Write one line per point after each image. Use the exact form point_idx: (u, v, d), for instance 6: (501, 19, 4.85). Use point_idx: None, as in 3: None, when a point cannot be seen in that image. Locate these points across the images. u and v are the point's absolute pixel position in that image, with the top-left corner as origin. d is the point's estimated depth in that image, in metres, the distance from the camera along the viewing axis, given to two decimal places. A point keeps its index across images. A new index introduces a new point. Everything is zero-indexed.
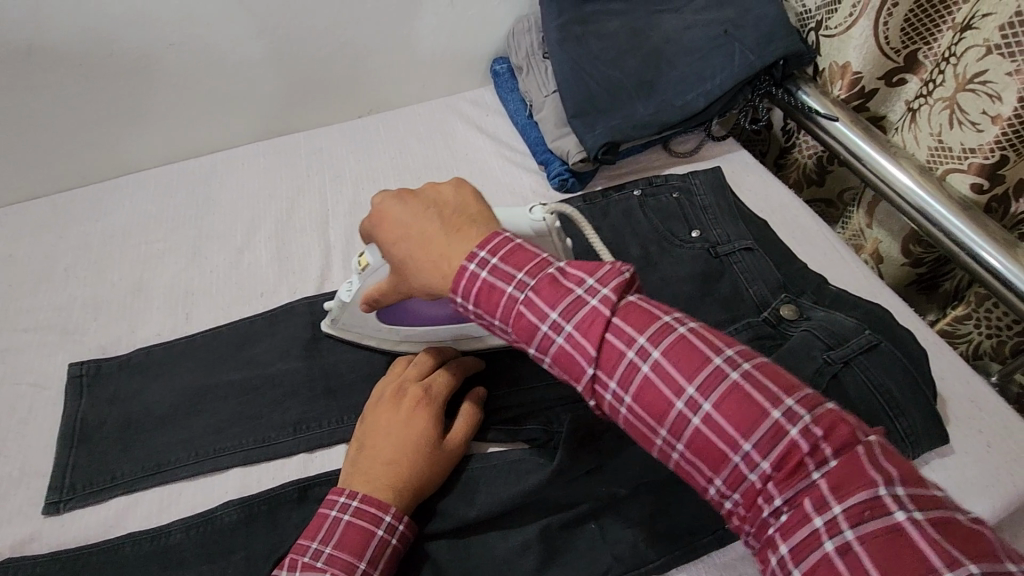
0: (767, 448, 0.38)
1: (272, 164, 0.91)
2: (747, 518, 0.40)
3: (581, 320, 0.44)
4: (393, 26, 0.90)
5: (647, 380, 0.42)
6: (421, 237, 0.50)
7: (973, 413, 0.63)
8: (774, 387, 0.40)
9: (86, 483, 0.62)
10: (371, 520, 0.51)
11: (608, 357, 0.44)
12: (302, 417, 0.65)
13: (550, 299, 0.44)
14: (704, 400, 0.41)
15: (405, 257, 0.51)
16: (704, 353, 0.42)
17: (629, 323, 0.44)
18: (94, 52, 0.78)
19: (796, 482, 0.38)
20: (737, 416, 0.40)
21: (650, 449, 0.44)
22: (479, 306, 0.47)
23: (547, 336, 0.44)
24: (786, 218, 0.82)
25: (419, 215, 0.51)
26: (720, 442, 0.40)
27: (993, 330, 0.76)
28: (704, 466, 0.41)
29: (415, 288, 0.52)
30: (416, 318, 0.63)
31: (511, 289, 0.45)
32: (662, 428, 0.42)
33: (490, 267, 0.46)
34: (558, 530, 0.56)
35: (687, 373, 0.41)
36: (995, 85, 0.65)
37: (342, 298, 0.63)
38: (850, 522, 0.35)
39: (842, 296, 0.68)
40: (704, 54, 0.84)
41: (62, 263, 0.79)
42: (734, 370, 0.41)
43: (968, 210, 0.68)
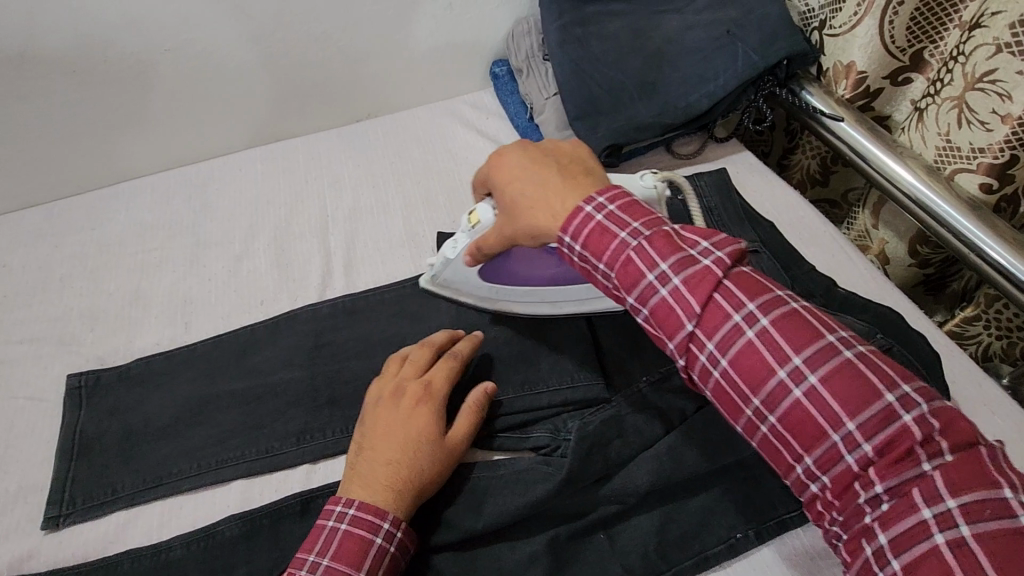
0: (877, 429, 0.37)
1: (271, 169, 0.90)
2: (835, 504, 0.39)
3: (691, 276, 0.43)
4: (391, 29, 0.89)
5: (751, 345, 0.41)
6: (538, 180, 0.51)
7: (987, 417, 0.62)
8: (892, 372, 0.39)
9: (86, 497, 0.60)
10: (369, 528, 0.50)
11: (712, 317, 0.43)
12: (305, 427, 0.64)
13: (663, 251, 0.44)
14: (812, 373, 0.40)
15: (518, 197, 0.52)
16: (818, 328, 0.41)
17: (741, 288, 0.43)
18: (88, 59, 0.77)
19: (904, 471, 0.37)
20: (848, 394, 0.38)
21: (737, 420, 0.43)
22: (587, 249, 0.47)
23: (651, 286, 0.44)
24: (793, 219, 0.81)
25: (538, 163, 0.52)
26: (823, 418, 0.39)
27: (1003, 331, 0.76)
28: (796, 443, 0.40)
29: (521, 232, 0.53)
30: (517, 277, 0.65)
31: (624, 234, 0.46)
32: (758, 397, 0.41)
33: (606, 212, 0.47)
34: (567, 541, 0.55)
35: (799, 345, 0.40)
36: (1005, 84, 0.64)
37: (447, 256, 0.63)
38: (966, 518, 0.34)
39: (852, 299, 0.67)
40: (707, 54, 0.83)
41: (59, 272, 0.78)
42: (850, 350, 0.40)
43: (978, 210, 0.67)
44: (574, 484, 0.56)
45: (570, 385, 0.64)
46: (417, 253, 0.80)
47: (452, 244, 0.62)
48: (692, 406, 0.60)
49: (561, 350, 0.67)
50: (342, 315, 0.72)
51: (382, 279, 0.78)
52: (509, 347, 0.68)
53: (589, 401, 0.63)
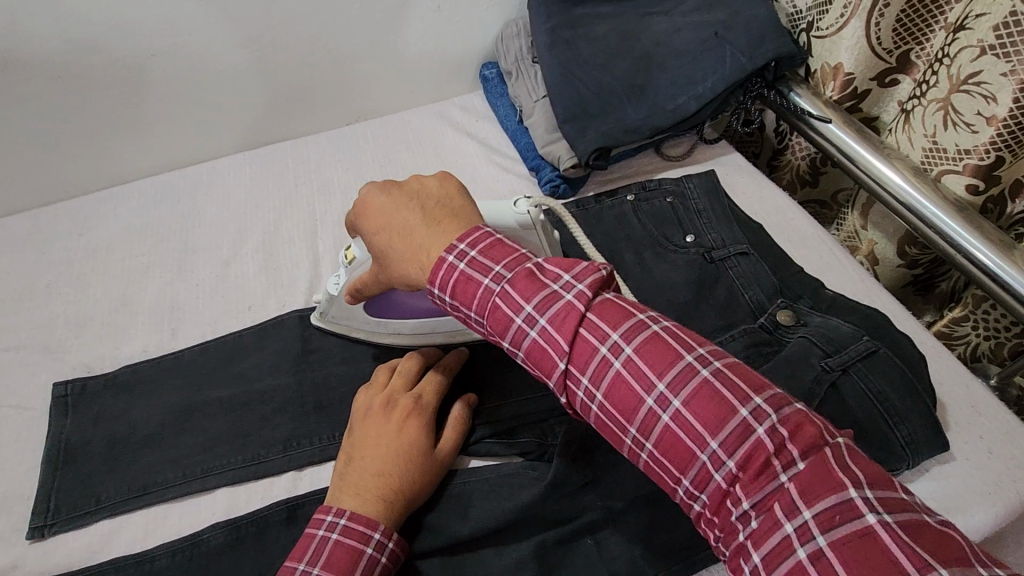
0: (735, 447, 0.37)
1: (259, 174, 0.90)
2: (716, 523, 0.39)
3: (555, 314, 0.43)
4: (379, 33, 0.89)
5: (618, 376, 0.41)
6: (402, 225, 0.50)
7: (974, 418, 0.62)
8: (744, 386, 0.39)
9: (71, 507, 0.60)
10: (360, 538, 0.50)
11: (580, 353, 0.43)
12: (292, 434, 0.63)
13: (526, 292, 0.44)
14: (674, 398, 0.40)
15: (387, 248, 0.51)
16: (675, 350, 0.41)
17: (604, 319, 0.43)
18: (74, 64, 0.76)
19: (764, 485, 0.37)
20: (707, 415, 0.39)
21: (621, 450, 0.43)
22: (456, 299, 0.46)
23: (521, 329, 0.44)
24: (781, 221, 0.81)
25: (401, 207, 0.51)
26: (687, 441, 0.39)
27: (990, 331, 0.76)
28: (671, 467, 0.40)
29: (395, 278, 0.52)
30: (404, 310, 0.65)
31: (487, 281, 0.45)
32: (632, 427, 0.41)
33: (469, 259, 0.46)
34: (554, 546, 0.55)
35: (660, 371, 0.40)
36: (989, 86, 0.64)
37: (330, 291, 0.63)
38: (821, 527, 0.34)
39: (839, 301, 0.67)
40: (695, 56, 0.83)
41: (45, 279, 0.78)
42: (706, 368, 0.40)
43: (963, 211, 0.68)
44: (560, 490, 0.55)
45: None
46: None
47: (334, 280, 0.63)
48: None
49: None
50: None
51: None
52: (496, 351, 0.68)
53: None
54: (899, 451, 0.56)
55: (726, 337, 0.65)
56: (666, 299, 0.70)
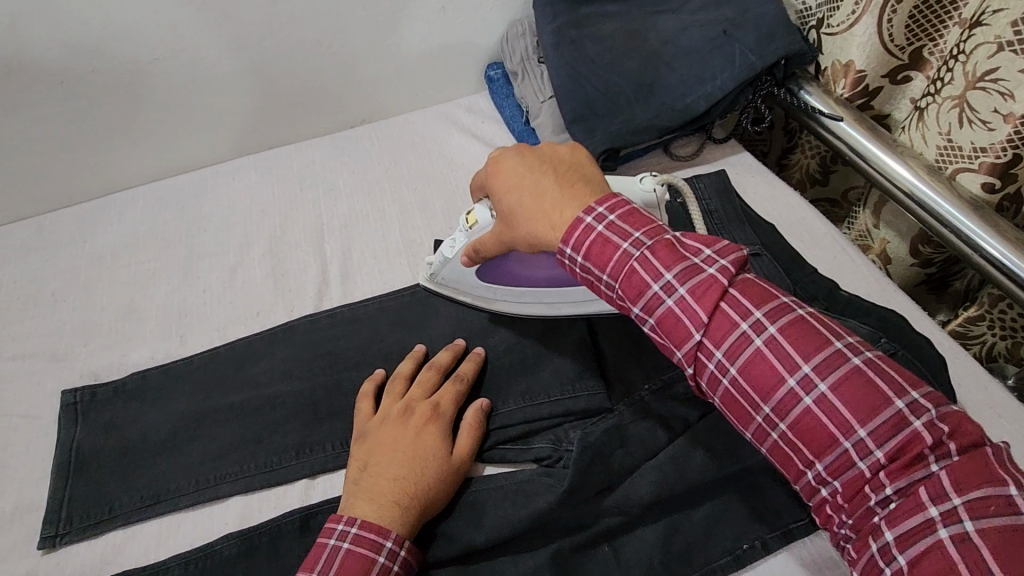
0: (887, 434, 0.37)
1: (265, 177, 0.89)
2: (843, 506, 0.39)
3: (697, 286, 0.43)
4: (383, 34, 0.88)
5: (759, 354, 0.41)
6: (534, 186, 0.51)
7: (994, 420, 0.61)
8: (898, 377, 0.39)
9: (82, 516, 0.59)
10: (371, 547, 0.49)
11: (720, 326, 0.43)
12: (304, 440, 0.63)
13: (669, 262, 0.44)
14: (820, 381, 0.40)
15: (517, 206, 0.52)
16: (824, 335, 0.41)
17: (748, 296, 0.43)
18: (77, 69, 0.76)
19: (912, 473, 0.37)
20: (856, 400, 0.39)
21: (746, 426, 0.43)
22: (588, 260, 0.47)
23: (657, 297, 0.44)
24: (793, 221, 0.80)
25: (534, 169, 0.52)
26: (831, 423, 0.39)
27: (1007, 331, 0.75)
28: (805, 448, 0.40)
29: (520, 237, 0.53)
30: (515, 279, 0.65)
31: (626, 246, 0.45)
32: (767, 405, 0.41)
33: (607, 223, 0.46)
34: (570, 554, 0.54)
35: (808, 352, 0.40)
36: (1007, 82, 0.63)
37: (444, 254, 0.63)
38: (970, 514, 0.35)
39: (855, 302, 0.66)
40: (703, 54, 0.82)
41: (52, 286, 0.77)
42: (857, 356, 0.40)
43: (980, 209, 0.67)
44: (577, 496, 0.55)
45: (572, 395, 0.63)
46: (414, 260, 0.79)
47: (449, 243, 0.62)
48: (695, 414, 0.59)
49: (561, 358, 0.66)
50: (341, 325, 0.71)
51: (380, 287, 0.77)
52: (509, 356, 0.67)
53: (591, 411, 0.62)
54: None
55: None
56: None
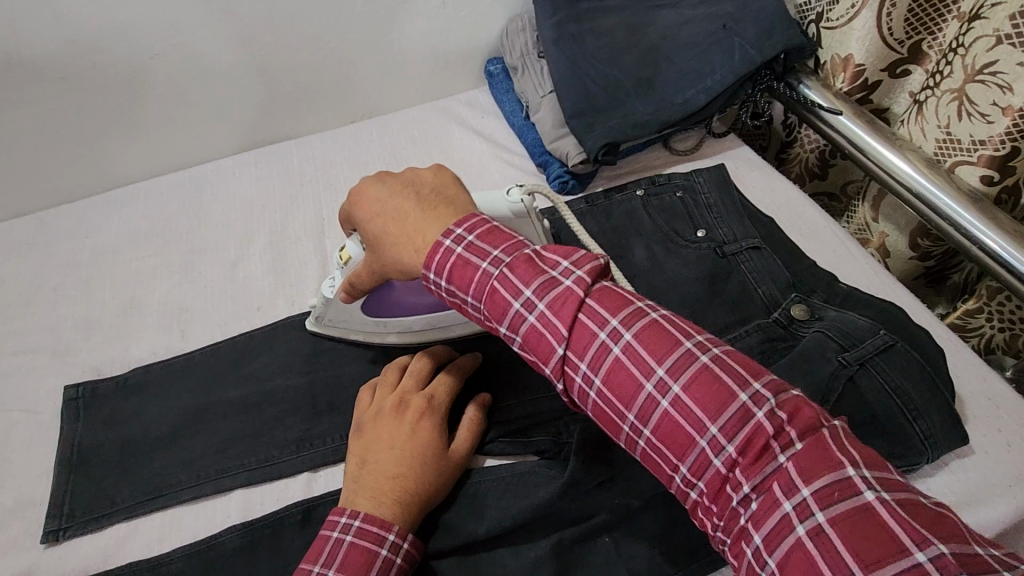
0: (734, 430, 0.38)
1: (264, 173, 0.89)
2: (713, 510, 0.39)
3: (555, 298, 0.43)
4: (382, 29, 0.88)
5: (618, 362, 0.42)
6: (397, 212, 0.51)
7: (992, 411, 0.61)
8: (742, 371, 0.39)
9: (85, 510, 0.60)
10: (375, 540, 0.49)
11: (580, 338, 0.43)
12: (305, 434, 0.63)
13: (525, 276, 0.44)
14: (675, 382, 0.40)
15: (382, 231, 0.51)
16: (674, 336, 0.41)
17: (602, 304, 0.43)
18: (77, 65, 0.76)
19: (763, 467, 0.37)
20: (707, 399, 0.39)
21: (616, 438, 0.43)
22: (452, 283, 0.46)
23: (519, 313, 0.44)
24: (792, 214, 0.80)
25: (397, 194, 0.52)
26: (686, 426, 0.39)
27: (1006, 324, 0.75)
28: (669, 453, 0.40)
29: (388, 264, 0.52)
30: (402, 309, 0.65)
31: (485, 265, 0.45)
32: (631, 413, 0.41)
33: (466, 243, 0.46)
34: (571, 545, 0.54)
35: (660, 356, 0.41)
36: (1006, 75, 0.63)
37: (326, 294, 0.62)
38: (819, 504, 0.35)
39: (854, 295, 0.66)
40: (703, 49, 0.82)
41: (50, 282, 0.77)
42: (705, 354, 0.40)
43: (978, 201, 0.67)
44: (577, 488, 0.55)
45: None
46: None
47: (330, 282, 0.62)
48: None
49: None
50: None
51: None
52: (509, 350, 0.67)
53: None
54: (918, 445, 0.56)
55: (741, 333, 0.64)
56: (678, 294, 0.69)
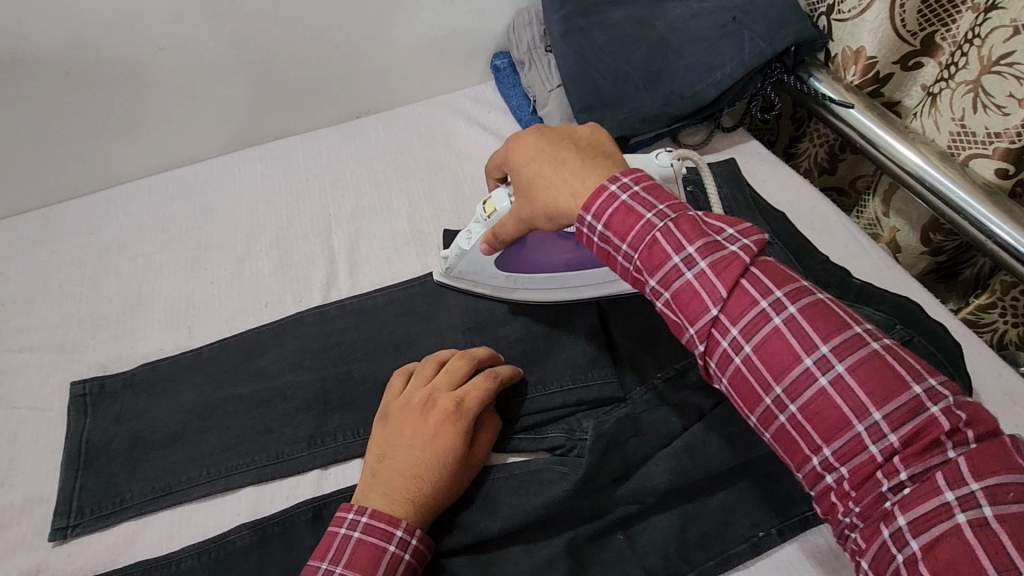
0: (904, 418, 0.37)
1: (269, 169, 0.88)
2: (850, 494, 0.38)
3: (719, 260, 0.42)
4: (389, 23, 0.87)
5: (777, 333, 0.41)
6: (555, 161, 0.50)
7: (1009, 407, 0.61)
8: (916, 365, 0.39)
9: (94, 507, 0.59)
10: (382, 536, 0.49)
11: (739, 303, 0.42)
12: (315, 431, 0.62)
13: (689, 234, 0.43)
14: (839, 362, 0.39)
15: (534, 177, 0.51)
16: (844, 319, 0.41)
17: (769, 276, 0.42)
18: (82, 60, 0.75)
19: (926, 459, 0.36)
20: (875, 384, 0.38)
21: (753, 408, 0.42)
22: (608, 229, 0.46)
23: (676, 268, 0.43)
24: (803, 209, 0.80)
25: (554, 144, 0.51)
26: (846, 405, 0.38)
27: (1019, 319, 0.74)
28: (816, 431, 0.39)
29: (539, 212, 0.51)
30: (534, 266, 0.65)
31: (650, 216, 0.44)
32: (780, 385, 0.40)
33: (632, 192, 0.45)
34: (585, 542, 0.54)
35: (827, 334, 0.40)
36: (1022, 67, 0.62)
37: (461, 247, 0.62)
38: (988, 499, 0.34)
39: (867, 289, 0.66)
40: (712, 42, 0.81)
41: (57, 279, 0.77)
42: (876, 341, 0.40)
43: (993, 194, 0.66)
44: (591, 485, 0.54)
45: (584, 384, 0.63)
46: (423, 250, 0.79)
47: (466, 236, 0.62)
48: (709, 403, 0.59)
49: (573, 348, 0.66)
50: (350, 316, 0.71)
51: (388, 277, 0.76)
52: (520, 346, 0.67)
53: (602, 400, 0.62)
54: None
55: None
56: None
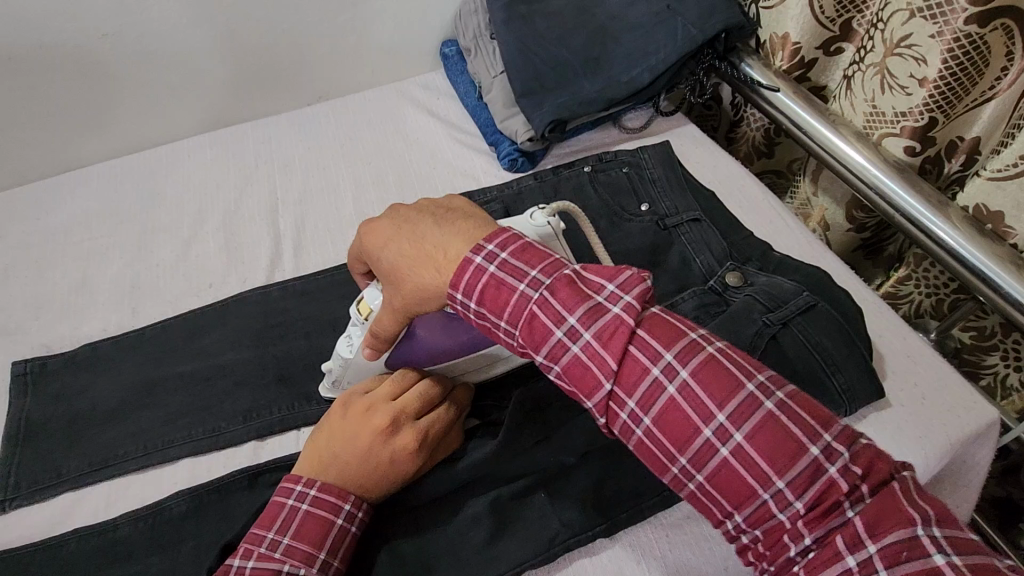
0: (803, 485, 0.38)
1: (218, 154, 0.89)
2: (766, 555, 0.40)
3: (602, 330, 0.43)
4: (336, 11, 0.89)
5: (673, 402, 0.41)
6: (412, 235, 0.48)
7: (910, 366, 0.65)
8: (809, 421, 0.39)
9: (33, 481, 0.61)
10: (331, 509, 0.51)
11: (630, 373, 0.42)
12: (253, 405, 0.64)
13: (567, 302, 0.43)
14: (735, 430, 0.39)
15: (396, 259, 0.48)
16: (736, 377, 0.40)
17: (654, 337, 0.42)
18: (23, 44, 0.76)
19: (828, 520, 0.37)
20: (772, 451, 0.38)
21: (664, 475, 0.43)
22: (484, 305, 0.46)
23: (561, 343, 0.43)
24: (733, 189, 0.83)
25: (409, 221, 0.49)
26: (748, 477, 0.39)
27: (931, 289, 0.78)
28: (725, 499, 0.40)
29: (411, 294, 0.48)
30: (431, 359, 0.58)
31: (523, 287, 0.44)
32: (683, 456, 0.41)
33: (499, 262, 0.45)
34: (509, 501, 0.56)
35: (718, 399, 0.40)
36: (919, 48, 0.66)
37: (343, 354, 0.57)
38: (885, 562, 0.35)
39: (785, 262, 0.69)
40: (647, 29, 0.84)
41: (1, 263, 0.77)
42: (768, 399, 0.40)
43: (903, 172, 0.70)
44: (514, 447, 0.57)
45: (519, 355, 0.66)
46: None
47: (347, 342, 0.57)
48: None
49: None
50: (292, 296, 0.73)
51: (332, 258, 0.78)
52: None
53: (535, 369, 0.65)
54: (836, 399, 0.59)
55: (677, 299, 0.67)
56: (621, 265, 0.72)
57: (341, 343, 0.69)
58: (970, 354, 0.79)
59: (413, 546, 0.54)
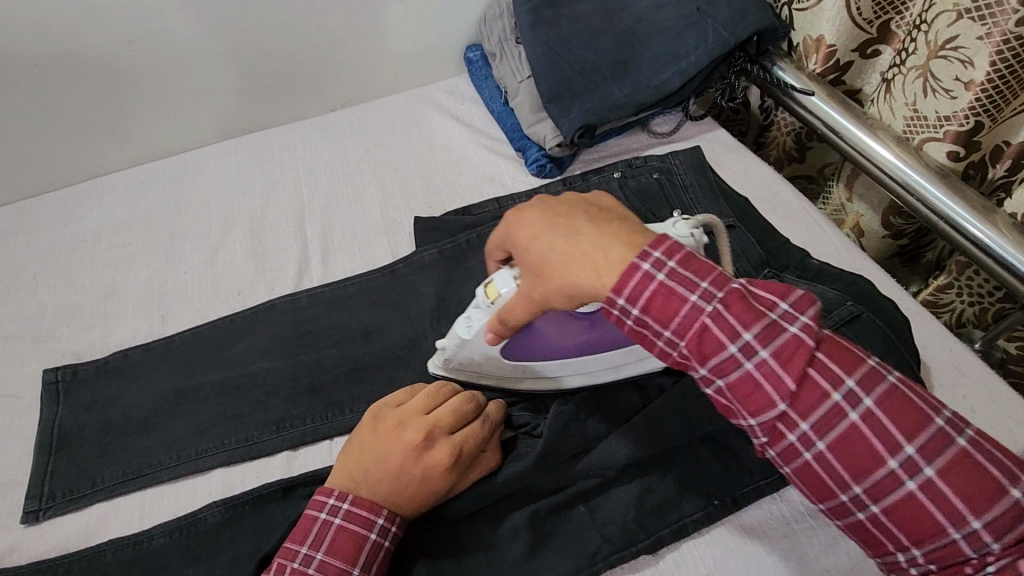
0: (1002, 528, 0.35)
1: (244, 161, 0.89)
2: None
3: (781, 348, 0.40)
4: (360, 16, 0.88)
5: (854, 430, 0.39)
6: (568, 230, 0.45)
7: (957, 377, 0.63)
8: (1006, 461, 0.36)
9: (66, 491, 0.60)
10: (363, 524, 0.50)
11: (808, 395, 0.40)
12: (285, 415, 0.64)
13: (743, 317, 0.41)
14: (927, 464, 0.37)
15: (546, 254, 0.46)
16: (926, 410, 0.38)
17: (835, 360, 0.40)
18: (51, 53, 0.76)
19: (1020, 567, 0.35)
20: (968, 488, 0.36)
21: (828, 501, 0.40)
22: (645, 314, 0.43)
23: (734, 357, 0.41)
24: (767, 195, 0.81)
25: (565, 213, 0.47)
26: (939, 514, 0.36)
27: (975, 297, 0.76)
28: (902, 531, 0.38)
29: (555, 292, 0.46)
30: (547, 350, 0.58)
31: (694, 299, 0.42)
32: (859, 485, 0.38)
33: (668, 271, 0.42)
34: (547, 515, 0.55)
35: (909, 431, 0.38)
36: (965, 50, 0.64)
37: (461, 335, 0.56)
38: None
39: (824, 269, 0.68)
40: (677, 32, 0.83)
41: (32, 269, 0.77)
42: (961, 435, 0.37)
43: (945, 177, 0.68)
44: (551, 460, 0.56)
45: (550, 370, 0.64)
46: (395, 240, 0.80)
47: (466, 322, 0.56)
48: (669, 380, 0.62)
49: None
50: (321, 304, 0.72)
51: (360, 265, 0.77)
52: None
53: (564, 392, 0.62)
54: None
55: None
56: None
57: (372, 352, 0.68)
58: (1016, 364, 0.77)
59: (450, 562, 0.53)
